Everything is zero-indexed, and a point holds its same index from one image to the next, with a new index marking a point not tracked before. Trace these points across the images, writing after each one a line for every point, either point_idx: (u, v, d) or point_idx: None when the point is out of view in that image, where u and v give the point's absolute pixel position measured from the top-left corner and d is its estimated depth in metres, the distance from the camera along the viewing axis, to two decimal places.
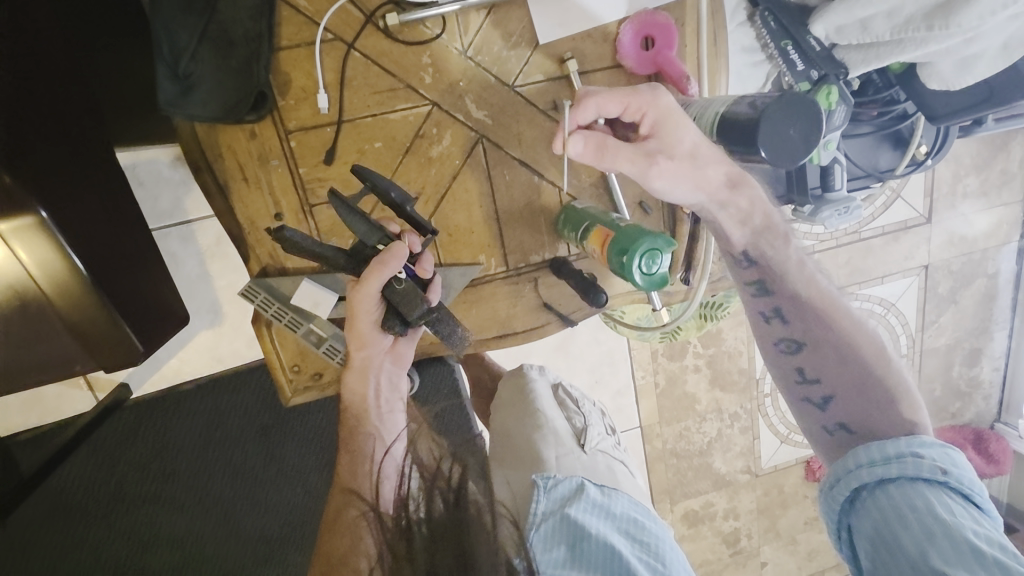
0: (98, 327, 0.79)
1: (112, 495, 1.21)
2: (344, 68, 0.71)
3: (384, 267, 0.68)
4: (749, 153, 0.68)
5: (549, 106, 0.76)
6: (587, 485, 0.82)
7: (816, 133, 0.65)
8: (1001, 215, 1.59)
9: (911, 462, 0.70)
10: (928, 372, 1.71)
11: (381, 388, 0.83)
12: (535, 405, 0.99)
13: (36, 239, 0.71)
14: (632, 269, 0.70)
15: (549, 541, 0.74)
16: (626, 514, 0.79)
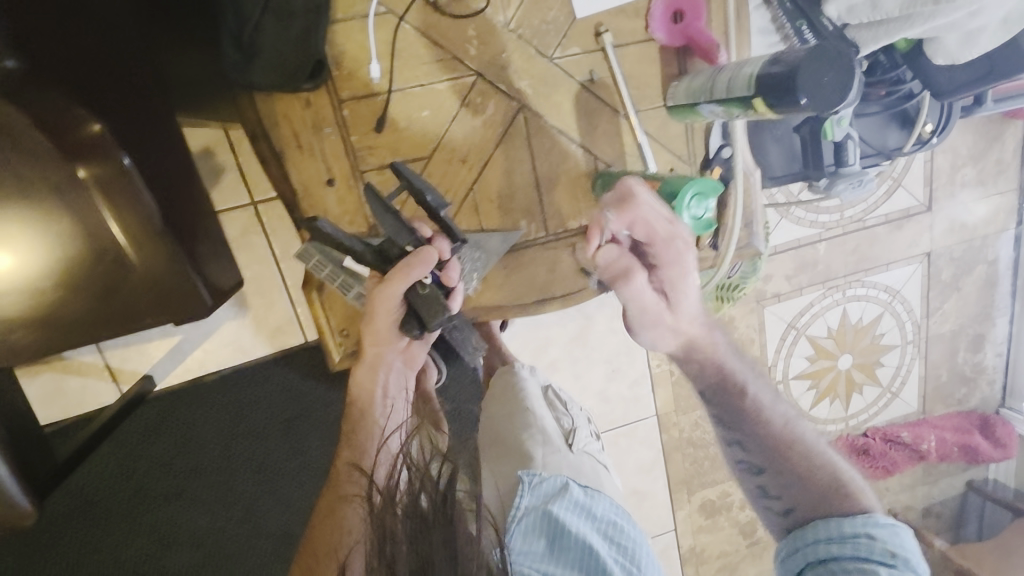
0: (173, 280, 0.84)
1: (134, 493, 1.22)
2: (395, 38, 0.72)
3: (411, 270, 0.70)
4: (785, 107, 0.66)
5: (586, 77, 0.79)
6: (571, 485, 0.84)
7: (850, 82, 0.64)
8: (998, 203, 1.64)
9: (863, 542, 0.78)
10: (934, 359, 1.75)
11: (388, 386, 0.84)
12: (526, 404, 1.00)
13: (119, 186, 0.76)
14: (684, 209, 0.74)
15: (530, 534, 0.78)
16: (605, 515, 0.82)
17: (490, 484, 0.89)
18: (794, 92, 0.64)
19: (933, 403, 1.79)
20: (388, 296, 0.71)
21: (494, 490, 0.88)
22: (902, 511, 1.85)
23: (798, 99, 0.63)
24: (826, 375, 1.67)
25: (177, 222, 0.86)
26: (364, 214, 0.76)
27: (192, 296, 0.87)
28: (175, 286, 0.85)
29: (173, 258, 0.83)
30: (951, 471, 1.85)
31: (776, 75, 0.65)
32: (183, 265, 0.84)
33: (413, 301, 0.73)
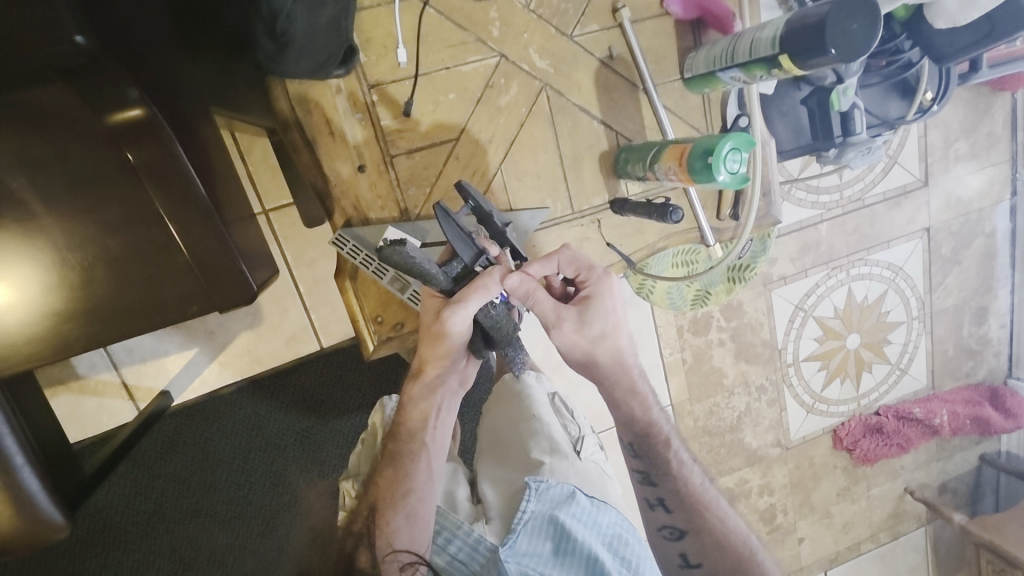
0: (219, 263, 0.77)
1: (151, 512, 1.19)
2: (421, 24, 0.73)
3: (490, 293, 0.70)
4: (815, 59, 0.67)
5: (605, 53, 0.80)
6: (577, 494, 0.81)
7: (875, 30, 0.66)
8: (992, 174, 1.68)
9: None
10: (941, 333, 1.77)
11: (440, 407, 0.83)
12: (532, 410, 0.97)
13: (164, 170, 0.71)
14: (722, 162, 0.68)
15: (534, 537, 0.76)
16: (613, 526, 0.80)
17: (488, 487, 0.88)
18: (823, 44, 0.65)
19: (942, 378, 1.81)
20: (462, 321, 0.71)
21: (495, 492, 0.87)
22: (919, 488, 1.86)
23: (826, 51, 0.66)
24: (836, 355, 1.68)
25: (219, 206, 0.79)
26: (396, 197, 0.77)
27: (238, 282, 0.79)
28: (221, 270, 0.78)
29: (216, 239, 0.75)
30: (964, 445, 1.87)
31: (804, 29, 0.67)
32: (228, 247, 0.77)
33: (484, 322, 0.76)
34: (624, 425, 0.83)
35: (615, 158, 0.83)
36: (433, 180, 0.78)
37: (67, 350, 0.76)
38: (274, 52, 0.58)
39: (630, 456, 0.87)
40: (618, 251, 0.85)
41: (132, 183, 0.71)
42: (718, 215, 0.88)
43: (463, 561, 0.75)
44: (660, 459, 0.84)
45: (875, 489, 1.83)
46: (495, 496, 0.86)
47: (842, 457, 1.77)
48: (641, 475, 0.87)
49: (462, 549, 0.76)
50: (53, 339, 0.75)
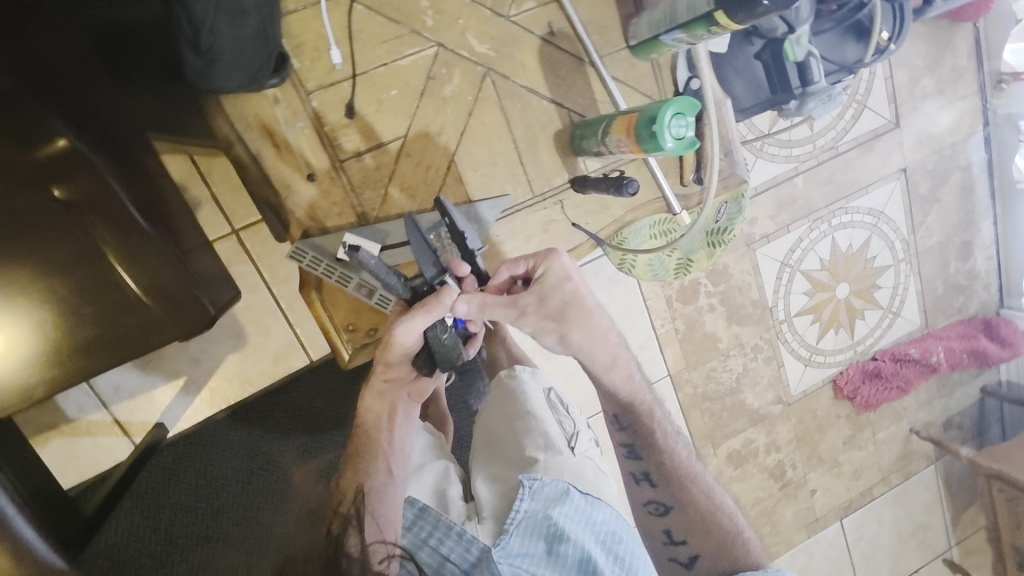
0: (176, 291, 0.78)
1: (163, 543, 1.16)
2: (351, 24, 0.72)
3: (435, 312, 0.71)
4: (751, 11, 0.65)
5: (545, 30, 0.80)
6: (572, 491, 0.81)
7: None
8: (961, 108, 1.67)
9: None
10: (928, 273, 1.77)
11: (395, 414, 0.87)
12: (527, 407, 0.97)
13: (106, 207, 0.71)
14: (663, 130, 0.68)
15: (527, 538, 0.76)
16: (606, 524, 0.80)
17: (484, 486, 0.88)
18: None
19: (935, 316, 1.81)
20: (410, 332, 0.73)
21: (490, 491, 0.86)
22: (924, 428, 1.87)
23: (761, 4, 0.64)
24: (827, 306, 1.69)
25: (174, 237, 0.81)
26: (352, 202, 0.76)
27: (196, 308, 0.81)
28: (178, 300, 0.79)
29: (170, 268, 0.77)
30: (964, 379, 1.88)
31: None
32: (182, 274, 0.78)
33: (432, 343, 0.75)
34: (605, 396, 0.83)
35: (570, 135, 0.83)
36: (386, 180, 0.78)
37: (29, 394, 0.75)
38: (203, 70, 0.57)
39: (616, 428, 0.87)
40: (584, 229, 0.84)
41: (74, 227, 0.70)
42: (680, 180, 0.87)
43: (458, 561, 0.75)
44: (643, 430, 0.85)
45: (881, 434, 1.84)
46: (490, 494, 0.86)
47: (844, 406, 1.77)
48: (626, 447, 0.87)
49: (455, 550, 0.76)
50: (14, 387, 0.74)
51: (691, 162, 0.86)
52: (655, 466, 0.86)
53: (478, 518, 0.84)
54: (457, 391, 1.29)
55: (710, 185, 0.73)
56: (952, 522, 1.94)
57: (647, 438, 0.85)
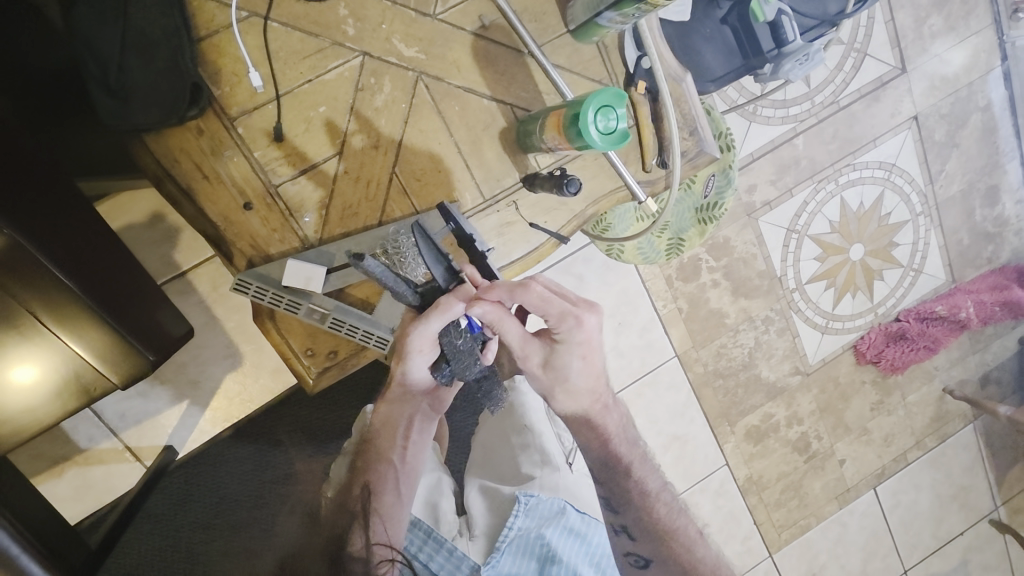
0: (111, 345, 0.77)
1: (185, 559, 1.19)
2: (268, 42, 0.58)
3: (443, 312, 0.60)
4: None
5: (476, 25, 0.63)
6: (566, 510, 0.87)
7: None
8: (975, 44, 1.56)
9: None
10: (951, 224, 1.66)
11: (411, 428, 0.80)
12: (525, 421, 0.95)
13: (29, 275, 0.69)
14: (587, 125, 0.58)
15: (519, 557, 0.82)
16: (596, 543, 0.87)
17: (476, 499, 0.90)
18: None
19: (962, 268, 1.70)
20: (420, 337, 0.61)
21: (483, 504, 0.89)
22: (958, 386, 1.78)
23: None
24: (841, 270, 1.61)
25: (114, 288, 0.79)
26: (293, 227, 0.62)
27: (135, 358, 0.80)
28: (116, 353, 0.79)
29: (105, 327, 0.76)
30: (999, 332, 1.78)
31: None
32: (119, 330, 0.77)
33: (445, 350, 0.64)
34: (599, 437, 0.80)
35: (516, 132, 0.66)
36: (327, 204, 0.63)
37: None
38: (116, 109, 0.54)
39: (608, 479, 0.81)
40: (544, 228, 0.69)
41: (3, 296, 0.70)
42: (643, 167, 0.70)
43: None
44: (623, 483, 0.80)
45: (912, 396, 1.76)
46: (482, 508, 0.89)
47: (868, 371, 1.70)
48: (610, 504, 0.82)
49: (445, 566, 0.79)
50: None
51: (652, 140, 0.69)
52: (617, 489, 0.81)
53: (471, 534, 0.86)
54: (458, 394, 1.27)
55: (676, 171, 0.65)
56: (996, 481, 1.84)
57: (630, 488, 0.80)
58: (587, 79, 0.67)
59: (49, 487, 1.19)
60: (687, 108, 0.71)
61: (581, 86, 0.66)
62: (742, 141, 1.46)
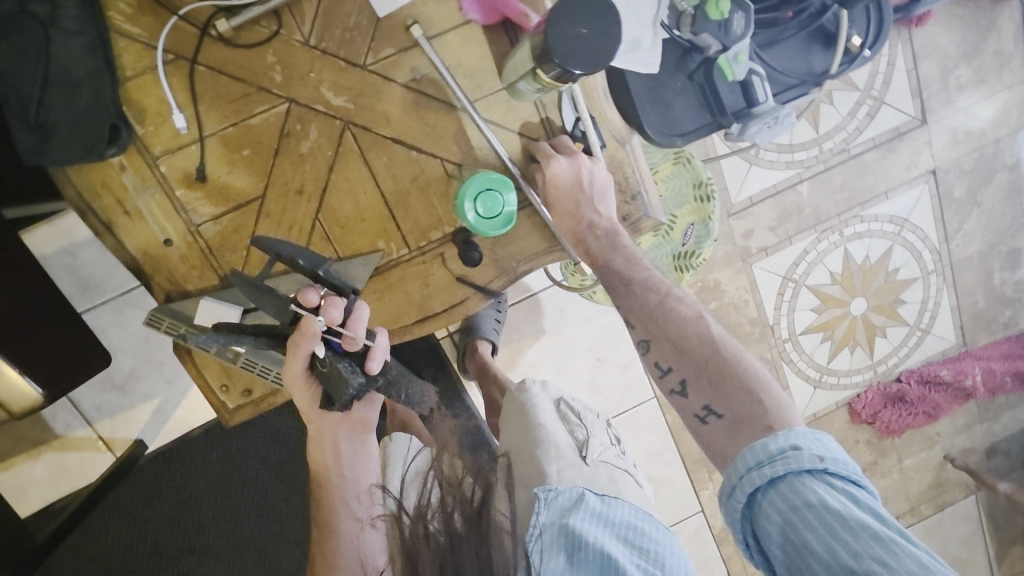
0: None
1: (150, 551, 1.16)
2: (193, 85, 0.59)
3: (300, 350, 0.58)
4: (561, 78, 0.55)
5: (408, 78, 0.62)
6: (587, 495, 0.74)
7: (611, 28, 0.53)
8: (1006, 99, 1.47)
9: (793, 457, 0.58)
10: (966, 285, 1.56)
11: (341, 457, 0.79)
12: (536, 420, 0.85)
13: None
14: (465, 213, 0.62)
15: (547, 551, 0.67)
16: (626, 521, 0.73)
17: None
18: (565, 64, 0.53)
19: (974, 332, 1.59)
20: (292, 378, 0.61)
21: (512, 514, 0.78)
22: (961, 455, 1.62)
23: (569, 71, 0.53)
24: (840, 324, 1.52)
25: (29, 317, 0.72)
26: (212, 264, 0.63)
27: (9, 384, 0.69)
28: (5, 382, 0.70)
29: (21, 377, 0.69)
30: (1012, 402, 1.63)
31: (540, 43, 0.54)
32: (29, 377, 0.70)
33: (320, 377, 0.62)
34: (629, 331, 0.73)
35: (445, 185, 0.65)
36: (247, 245, 0.63)
37: None
38: (36, 146, 0.55)
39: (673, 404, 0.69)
40: (472, 285, 0.67)
41: None
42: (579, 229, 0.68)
43: None
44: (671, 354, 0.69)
45: (908, 460, 1.60)
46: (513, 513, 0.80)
47: (863, 431, 1.58)
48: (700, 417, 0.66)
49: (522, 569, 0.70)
50: None
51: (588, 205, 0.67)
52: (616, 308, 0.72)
53: None
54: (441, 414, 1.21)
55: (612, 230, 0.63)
56: (996, 556, 1.65)
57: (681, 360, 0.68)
58: (525, 138, 0.65)
59: (26, 469, 1.17)
60: (630, 172, 0.69)
61: (517, 144, 0.65)
62: (741, 184, 1.41)
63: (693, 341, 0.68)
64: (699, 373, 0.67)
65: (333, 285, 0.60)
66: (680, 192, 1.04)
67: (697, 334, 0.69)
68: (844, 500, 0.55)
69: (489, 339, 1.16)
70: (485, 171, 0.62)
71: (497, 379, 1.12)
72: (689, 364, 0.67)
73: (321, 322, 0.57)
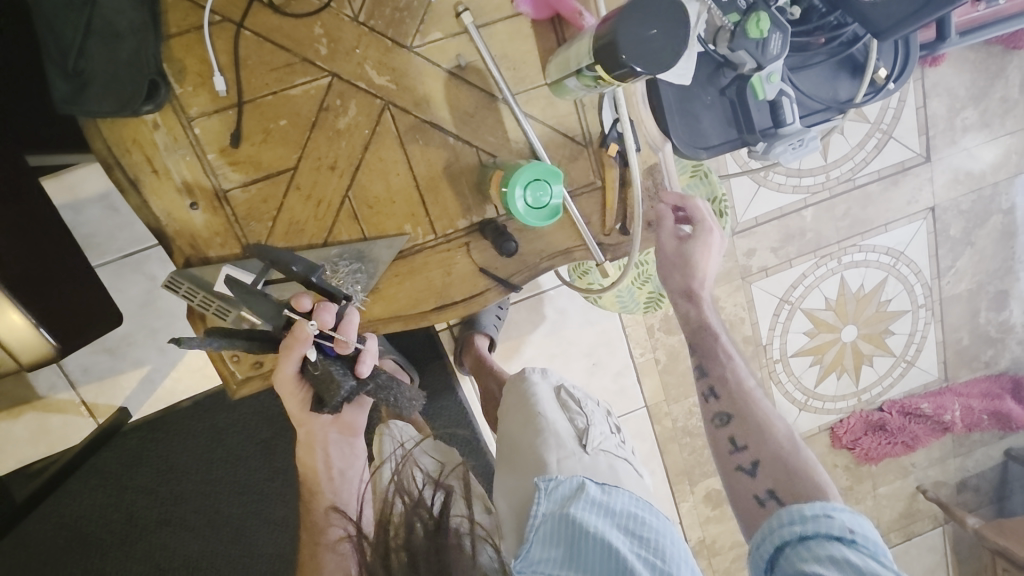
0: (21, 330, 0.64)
1: (124, 521, 1.14)
2: (236, 49, 0.58)
3: (294, 353, 0.60)
4: (622, 76, 0.55)
5: (452, 64, 0.62)
6: (587, 483, 0.75)
7: (681, 35, 0.53)
8: (1008, 144, 1.51)
9: (825, 522, 0.65)
10: (953, 321, 1.60)
11: (330, 460, 0.84)
12: (535, 408, 0.87)
13: None
14: (515, 200, 0.58)
15: (547, 544, 0.70)
16: (626, 509, 0.73)
17: (500, 498, 0.83)
18: (627, 61, 0.53)
19: (956, 368, 1.63)
20: (284, 380, 0.65)
21: (506, 503, 0.81)
22: (933, 487, 1.65)
23: (632, 70, 0.53)
24: (830, 349, 1.55)
25: (51, 269, 0.71)
26: (235, 232, 0.62)
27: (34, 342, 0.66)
28: (28, 338, 0.65)
29: (40, 332, 0.65)
30: (986, 440, 1.66)
31: (606, 37, 0.54)
32: (45, 331, 0.66)
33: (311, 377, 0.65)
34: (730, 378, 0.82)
35: (478, 174, 0.65)
36: (274, 216, 0.62)
37: None
38: (71, 94, 0.54)
39: (729, 450, 0.78)
40: (493, 276, 0.67)
41: None
42: (603, 230, 0.68)
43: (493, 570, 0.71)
44: (755, 425, 0.78)
45: (883, 488, 1.64)
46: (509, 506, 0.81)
47: (842, 456, 1.61)
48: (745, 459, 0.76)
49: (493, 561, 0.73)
50: None
51: (616, 207, 0.68)
52: (694, 355, 0.85)
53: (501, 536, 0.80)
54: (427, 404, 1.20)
55: (637, 234, 0.64)
56: None
57: (761, 434, 0.77)
58: (563, 134, 0.65)
59: (4, 428, 1.14)
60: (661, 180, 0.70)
61: (554, 140, 0.65)
62: (747, 204, 1.43)
63: (775, 434, 0.77)
64: (773, 459, 0.75)
65: (325, 288, 0.60)
66: None
67: (779, 434, 0.77)
68: (866, 559, 0.60)
69: (488, 334, 1.16)
70: (538, 161, 0.60)
71: (496, 374, 1.11)
72: (767, 449, 0.76)
73: (313, 326, 0.59)
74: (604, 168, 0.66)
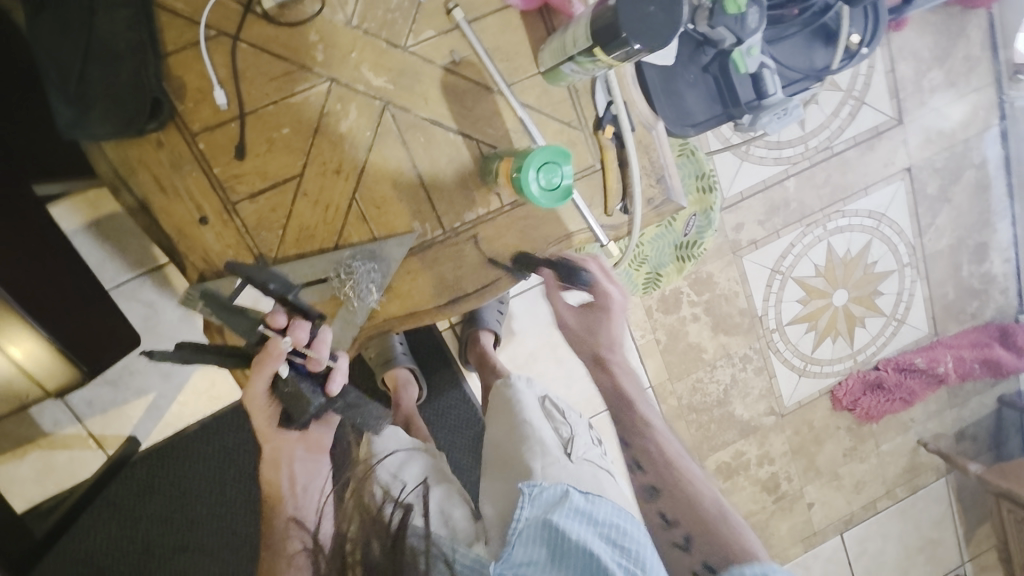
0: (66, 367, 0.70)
1: (140, 551, 1.13)
2: (235, 62, 0.59)
3: (265, 369, 0.61)
4: (622, 54, 0.57)
5: (447, 60, 0.63)
6: (572, 493, 0.74)
7: (676, 11, 0.56)
8: (975, 101, 1.56)
9: None
10: (938, 277, 1.64)
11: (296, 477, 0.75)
12: (522, 415, 0.87)
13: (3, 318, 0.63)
14: (528, 183, 0.59)
15: (530, 546, 0.69)
16: (610, 519, 0.73)
17: (487, 502, 0.80)
18: (627, 38, 0.55)
19: (945, 322, 1.68)
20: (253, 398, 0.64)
21: (494, 509, 0.78)
22: (933, 440, 1.70)
23: (632, 46, 0.56)
24: (823, 315, 1.58)
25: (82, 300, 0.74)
26: (247, 244, 0.62)
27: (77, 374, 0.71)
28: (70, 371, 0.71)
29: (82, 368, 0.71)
30: (978, 389, 1.71)
31: (605, 16, 0.56)
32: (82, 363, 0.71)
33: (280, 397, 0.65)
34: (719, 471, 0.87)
35: (478, 167, 0.66)
36: (284, 224, 0.63)
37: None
38: (74, 119, 0.55)
39: None
40: (503, 264, 0.68)
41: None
42: (606, 212, 0.70)
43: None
44: None
45: (885, 445, 1.68)
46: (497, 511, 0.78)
47: (844, 418, 1.64)
48: None
49: None
50: None
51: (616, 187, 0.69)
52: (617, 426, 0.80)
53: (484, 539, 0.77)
54: (432, 403, 1.20)
55: (639, 210, 0.65)
56: (965, 537, 1.73)
57: None
58: (558, 120, 0.67)
59: (9, 469, 1.12)
60: (656, 157, 0.71)
61: (550, 127, 0.67)
62: (732, 179, 1.46)
63: None
64: None
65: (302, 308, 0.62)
66: (684, 183, 1.04)
67: None
68: None
69: (492, 329, 1.17)
70: (547, 145, 0.61)
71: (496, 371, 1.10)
72: None
73: (287, 343, 0.61)
74: (602, 151, 0.68)
